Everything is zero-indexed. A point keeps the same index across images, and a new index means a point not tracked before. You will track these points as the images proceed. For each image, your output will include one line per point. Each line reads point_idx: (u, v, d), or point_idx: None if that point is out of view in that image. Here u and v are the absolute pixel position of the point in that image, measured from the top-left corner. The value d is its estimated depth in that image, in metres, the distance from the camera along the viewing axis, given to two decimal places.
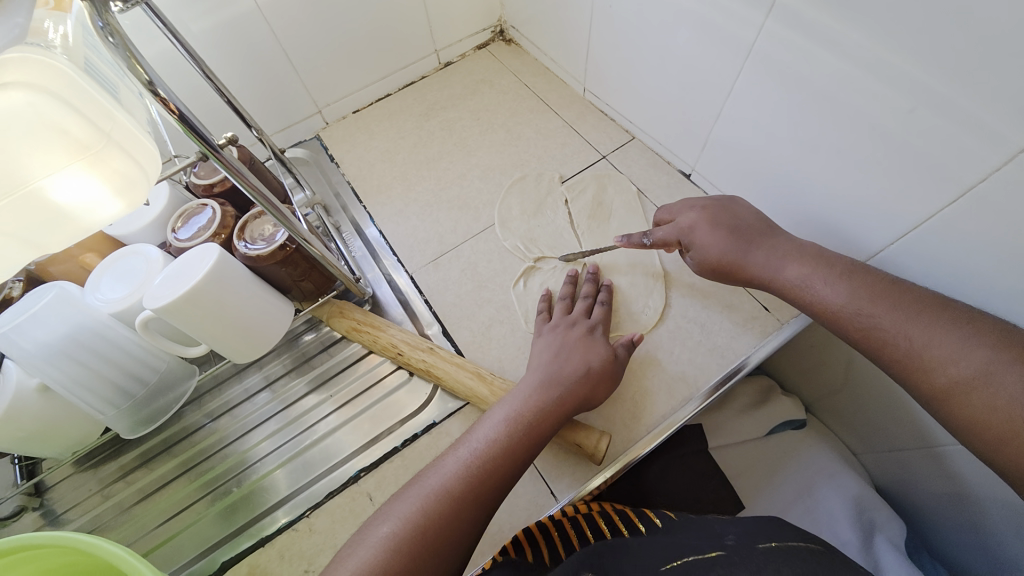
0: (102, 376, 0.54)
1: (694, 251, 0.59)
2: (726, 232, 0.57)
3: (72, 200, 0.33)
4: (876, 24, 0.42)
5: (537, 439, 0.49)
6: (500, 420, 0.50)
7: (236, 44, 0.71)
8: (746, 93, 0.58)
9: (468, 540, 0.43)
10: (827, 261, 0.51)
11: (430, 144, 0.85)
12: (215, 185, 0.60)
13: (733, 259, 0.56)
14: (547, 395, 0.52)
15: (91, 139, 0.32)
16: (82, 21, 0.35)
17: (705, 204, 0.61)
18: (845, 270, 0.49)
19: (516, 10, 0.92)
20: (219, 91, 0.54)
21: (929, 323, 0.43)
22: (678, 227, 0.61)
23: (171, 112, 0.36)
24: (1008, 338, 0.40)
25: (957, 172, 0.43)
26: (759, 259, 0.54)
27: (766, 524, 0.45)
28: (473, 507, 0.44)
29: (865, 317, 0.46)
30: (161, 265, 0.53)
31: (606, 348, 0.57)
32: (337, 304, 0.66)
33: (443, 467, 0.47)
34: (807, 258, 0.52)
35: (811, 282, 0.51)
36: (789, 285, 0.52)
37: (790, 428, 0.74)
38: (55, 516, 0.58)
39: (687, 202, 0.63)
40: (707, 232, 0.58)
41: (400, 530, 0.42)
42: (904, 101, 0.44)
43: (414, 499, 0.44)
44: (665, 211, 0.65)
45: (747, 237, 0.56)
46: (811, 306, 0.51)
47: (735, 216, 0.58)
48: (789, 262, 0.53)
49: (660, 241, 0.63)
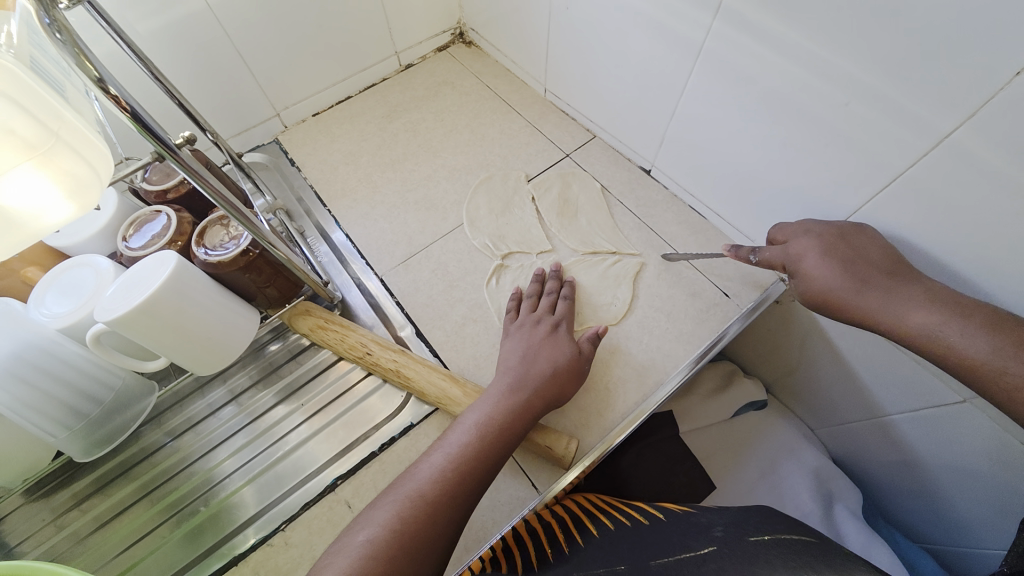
0: (51, 396, 0.50)
1: (800, 280, 0.54)
2: (838, 265, 0.50)
3: (20, 204, 0.31)
4: (811, 25, 0.46)
5: (509, 441, 0.50)
6: (473, 423, 0.50)
7: (187, 46, 0.68)
8: (700, 92, 0.61)
9: (442, 546, 0.43)
10: (966, 308, 0.44)
11: (394, 146, 0.85)
12: (169, 191, 0.58)
13: (846, 299, 0.50)
14: (516, 398, 0.52)
15: (39, 138, 0.30)
16: (27, 21, 0.34)
17: (822, 230, 0.53)
18: (989, 320, 0.42)
19: (475, 12, 0.93)
20: (169, 93, 0.52)
21: None
22: (788, 250, 0.56)
23: (123, 109, 0.35)
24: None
25: (890, 160, 0.47)
26: (876, 298, 0.48)
27: (753, 515, 0.48)
28: (448, 511, 0.44)
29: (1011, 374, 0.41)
30: (113, 276, 0.51)
31: (571, 347, 0.58)
32: (303, 306, 0.64)
33: (420, 472, 0.47)
34: (936, 300, 0.45)
35: (940, 331, 0.44)
36: (908, 332, 0.46)
37: (753, 410, 0.77)
38: (7, 549, 0.54)
39: (803, 225, 0.56)
40: (814, 261, 0.52)
41: (378, 538, 0.41)
42: (840, 95, 0.47)
43: (395, 504, 0.44)
44: (779, 231, 0.58)
45: (866, 272, 0.49)
46: (935, 356, 0.45)
47: (854, 248, 0.50)
48: (916, 306, 0.45)
49: (766, 263, 0.58)
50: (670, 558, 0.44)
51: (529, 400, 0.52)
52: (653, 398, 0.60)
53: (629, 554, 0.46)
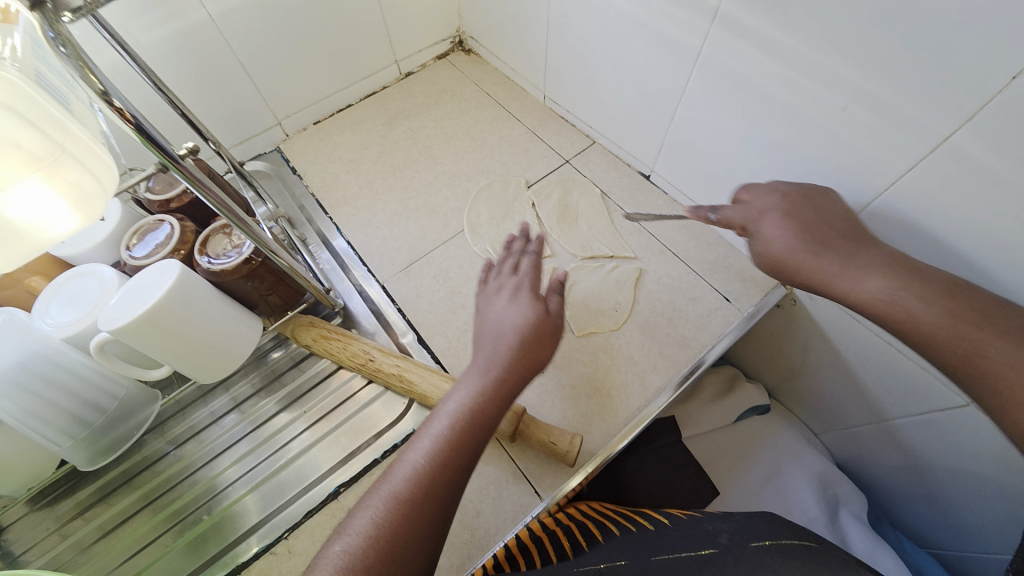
0: (56, 405, 0.50)
1: (757, 240, 0.52)
2: (796, 227, 0.50)
3: (25, 217, 0.31)
4: (809, 31, 0.46)
5: (488, 429, 0.45)
6: (448, 412, 0.45)
7: (191, 56, 0.69)
8: (699, 97, 0.61)
9: (426, 553, 0.39)
10: (922, 276, 0.43)
11: (394, 153, 0.86)
12: (172, 200, 0.58)
13: (800, 261, 0.49)
14: (489, 378, 0.47)
15: (44, 151, 0.30)
16: (31, 33, 0.34)
17: (787, 190, 0.53)
18: (944, 288, 0.41)
19: (474, 21, 0.93)
20: (171, 103, 0.53)
21: None
22: (748, 210, 0.55)
23: (126, 121, 0.35)
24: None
25: (890, 163, 0.47)
26: (831, 262, 0.47)
27: (759, 521, 0.47)
28: (426, 515, 0.40)
29: (968, 340, 0.39)
30: (117, 285, 0.51)
31: (536, 308, 0.53)
32: (306, 318, 0.64)
33: (396, 472, 0.42)
34: (895, 265, 0.44)
35: (898, 297, 0.43)
36: (863, 296, 0.45)
37: (756, 414, 0.77)
38: (11, 558, 0.54)
39: (770, 185, 0.55)
40: (776, 223, 0.51)
41: (353, 552, 0.38)
42: (838, 99, 0.48)
43: (374, 509, 0.40)
44: (744, 189, 0.57)
45: (820, 235, 0.48)
46: (890, 322, 0.44)
47: (816, 212, 0.50)
48: (872, 274, 0.44)
49: (726, 221, 0.56)
50: (673, 558, 0.44)
51: (501, 378, 0.47)
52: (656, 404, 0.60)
53: (632, 553, 0.47)
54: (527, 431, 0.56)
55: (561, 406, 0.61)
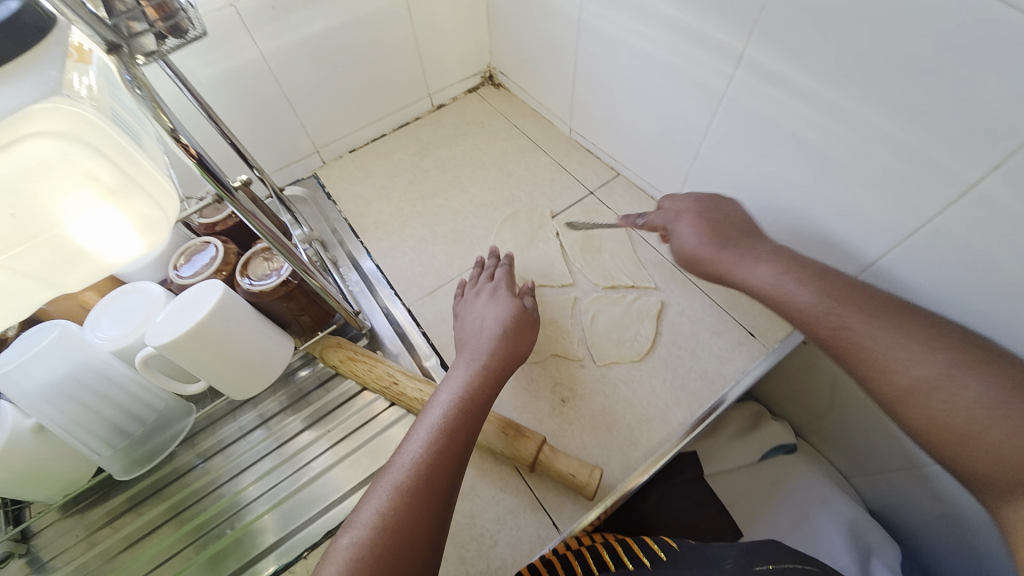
0: (99, 415, 0.53)
1: (675, 241, 0.62)
2: (704, 227, 0.59)
3: (93, 242, 0.34)
4: (835, 77, 0.47)
5: (479, 412, 0.51)
6: (442, 400, 0.52)
7: (241, 91, 0.74)
8: (724, 136, 0.63)
9: (432, 534, 0.43)
10: (798, 264, 0.52)
11: (424, 181, 0.89)
12: (218, 224, 0.62)
13: (707, 254, 0.58)
14: (476, 366, 0.55)
15: (119, 184, 0.33)
16: (103, 72, 0.34)
17: (699, 198, 0.63)
18: (814, 274, 0.50)
19: (504, 57, 0.98)
20: (222, 133, 0.57)
21: (895, 330, 0.44)
22: (667, 214, 0.65)
23: (191, 156, 0.38)
24: (965, 346, 0.41)
25: (918, 206, 0.47)
26: (732, 256, 0.56)
27: (764, 546, 0.45)
28: (429, 496, 0.44)
29: (836, 317, 0.47)
30: (163, 302, 0.54)
31: (514, 304, 0.64)
32: (335, 339, 0.66)
33: (397, 463, 0.46)
34: (777, 259, 0.53)
35: (782, 283, 0.51)
36: (757, 286, 0.53)
37: (781, 453, 0.75)
38: (40, 563, 0.56)
39: (685, 194, 0.66)
40: (689, 223, 0.61)
41: (365, 538, 0.41)
42: (865, 142, 0.48)
43: (379, 500, 0.43)
44: (665, 199, 0.68)
45: (721, 233, 0.58)
46: (780, 307, 0.51)
47: (723, 214, 0.60)
48: (762, 264, 0.54)
49: (650, 225, 0.67)
50: None
51: (487, 364, 0.55)
52: (679, 440, 0.60)
53: None
54: (546, 461, 0.56)
55: (581, 436, 0.61)
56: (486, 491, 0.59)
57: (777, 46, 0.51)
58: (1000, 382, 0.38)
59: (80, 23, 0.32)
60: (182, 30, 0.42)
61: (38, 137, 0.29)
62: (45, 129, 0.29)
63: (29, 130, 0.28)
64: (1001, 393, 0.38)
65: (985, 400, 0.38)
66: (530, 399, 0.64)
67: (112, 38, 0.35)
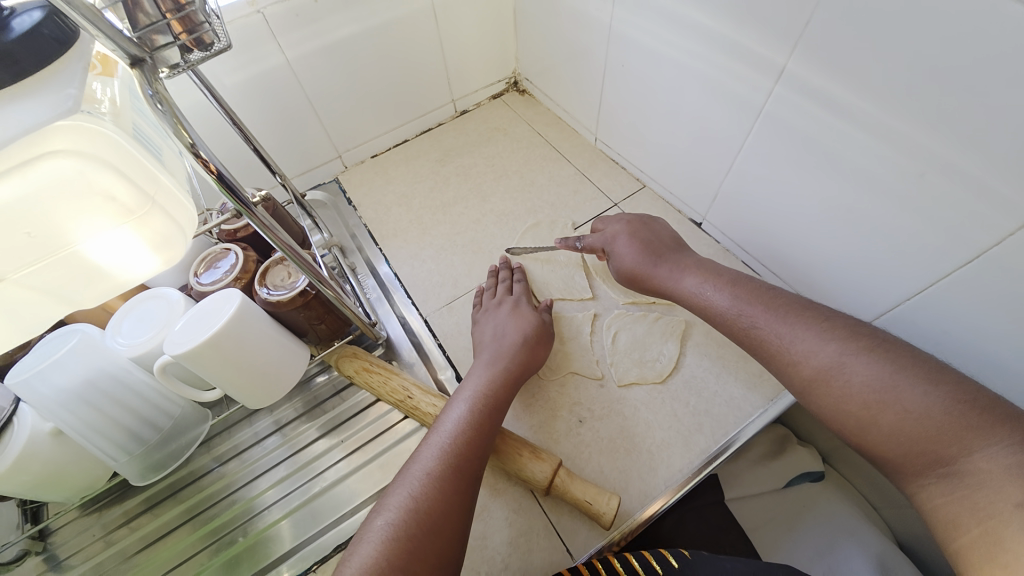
0: (115, 421, 0.53)
1: (614, 261, 0.68)
2: (637, 245, 0.66)
3: (108, 259, 0.34)
4: (886, 93, 0.44)
5: (498, 409, 0.55)
6: (465, 399, 0.55)
7: (267, 96, 0.74)
8: (760, 152, 0.60)
9: (457, 518, 0.45)
10: (714, 272, 0.58)
11: (446, 189, 0.88)
12: (239, 231, 0.62)
13: (644, 271, 0.64)
14: (496, 369, 0.58)
15: (136, 203, 0.33)
16: (126, 85, 0.37)
17: (631, 219, 0.70)
18: (729, 280, 0.56)
19: (530, 63, 0.96)
20: (247, 140, 0.57)
21: (797, 325, 0.47)
22: (604, 235, 0.70)
23: (211, 172, 0.38)
24: (857, 333, 0.44)
25: (970, 236, 0.44)
26: (664, 269, 0.62)
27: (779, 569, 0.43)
28: (456, 482, 0.47)
29: (746, 317, 0.51)
30: (182, 309, 0.54)
31: (533, 315, 0.65)
32: (350, 349, 0.65)
33: (423, 454, 0.49)
34: (699, 270, 0.60)
35: (703, 291, 0.57)
36: (688, 294, 0.58)
37: (807, 481, 0.68)
38: (58, 561, 0.56)
39: (617, 216, 0.73)
40: (625, 242, 0.67)
41: (398, 520, 0.44)
42: (916, 165, 0.45)
43: (409, 487, 0.46)
44: (599, 222, 0.73)
45: (651, 250, 0.65)
46: (705, 312, 0.56)
47: (652, 232, 0.67)
48: (687, 274, 0.60)
49: (589, 247, 0.72)
50: None
51: (507, 367, 0.59)
52: (700, 468, 0.57)
53: None
54: (562, 485, 0.54)
55: (598, 459, 0.59)
56: (498, 511, 0.57)
57: (821, 62, 0.48)
58: (886, 361, 0.40)
59: (101, 37, 0.32)
60: (208, 43, 0.40)
61: (57, 155, 0.28)
62: (63, 147, 0.29)
63: (50, 147, 0.28)
64: (889, 372, 0.39)
65: (875, 380, 0.40)
66: (546, 418, 0.62)
67: (136, 52, 0.34)
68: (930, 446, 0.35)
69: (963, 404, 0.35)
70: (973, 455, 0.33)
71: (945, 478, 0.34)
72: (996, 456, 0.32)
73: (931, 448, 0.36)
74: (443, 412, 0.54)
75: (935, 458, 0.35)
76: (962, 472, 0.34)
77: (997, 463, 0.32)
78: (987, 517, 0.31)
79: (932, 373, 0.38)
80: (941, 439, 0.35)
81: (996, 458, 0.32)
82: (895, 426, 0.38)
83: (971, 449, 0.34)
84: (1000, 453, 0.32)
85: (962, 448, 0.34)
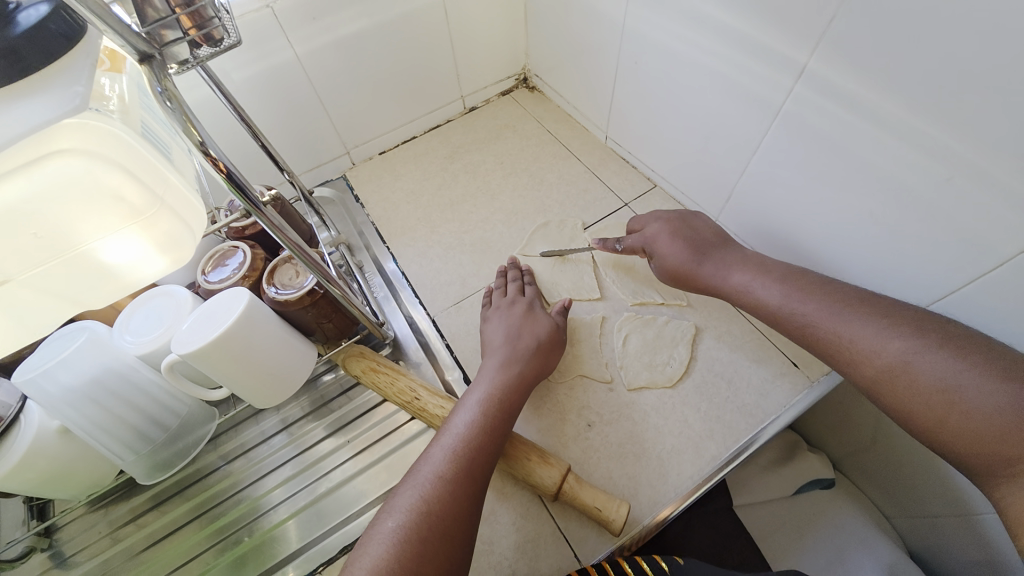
0: (121, 419, 0.53)
1: (656, 259, 0.66)
2: (682, 243, 0.64)
3: (116, 260, 0.33)
4: (912, 95, 0.43)
5: (509, 412, 0.54)
6: (474, 402, 0.54)
7: (276, 91, 0.73)
8: (778, 153, 0.58)
9: (466, 522, 0.45)
10: (767, 267, 0.58)
11: (453, 187, 0.87)
12: (247, 228, 0.61)
13: (688, 270, 0.63)
14: (509, 371, 0.57)
15: (144, 204, 0.32)
16: (136, 81, 0.36)
17: (668, 217, 0.68)
18: (784, 275, 0.56)
19: (540, 59, 0.95)
20: (255, 136, 0.56)
21: (857, 322, 0.48)
22: (643, 235, 0.68)
23: (220, 170, 0.37)
24: (923, 328, 0.44)
25: (998, 243, 0.43)
26: (711, 266, 0.62)
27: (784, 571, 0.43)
28: (464, 484, 0.46)
29: (799, 315, 0.52)
30: (189, 308, 0.53)
31: (547, 320, 0.64)
32: (357, 348, 0.64)
33: (432, 457, 0.49)
34: (750, 266, 0.60)
35: (755, 287, 0.57)
36: (738, 291, 0.59)
37: (818, 487, 0.66)
38: (64, 558, 0.56)
39: (653, 214, 0.71)
40: (667, 241, 0.65)
41: (408, 523, 0.43)
42: (941, 170, 0.44)
43: (420, 487, 0.46)
44: (635, 222, 0.72)
45: (698, 248, 0.63)
46: (756, 309, 0.57)
47: (694, 230, 0.65)
48: (737, 271, 0.60)
49: (628, 249, 0.70)
50: None
51: (521, 371, 0.58)
52: (711, 474, 0.56)
53: None
54: (571, 491, 0.53)
55: (607, 465, 0.58)
56: (505, 516, 0.57)
57: (845, 62, 0.46)
58: (955, 359, 0.41)
59: (110, 34, 0.31)
60: (218, 39, 0.40)
61: (62, 154, 0.28)
62: (68, 146, 0.28)
63: (56, 146, 0.28)
64: (957, 372, 0.40)
65: (943, 380, 0.41)
66: (555, 422, 0.62)
67: (144, 48, 0.33)
68: (1000, 446, 0.37)
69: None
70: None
71: (1015, 478, 0.36)
72: None
73: (1000, 447, 0.37)
74: (450, 415, 0.54)
75: (1003, 456, 0.37)
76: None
77: None
78: None
79: (999, 370, 0.39)
80: (1014, 443, 0.37)
81: None
82: (965, 424, 0.39)
83: None
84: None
85: None
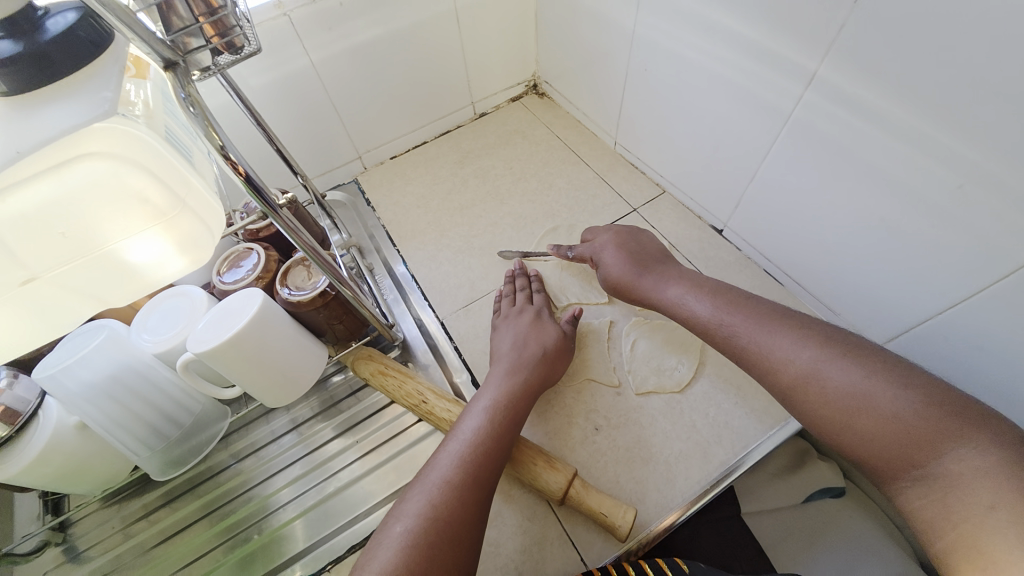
0: (137, 416, 0.54)
1: (601, 269, 0.67)
2: (624, 255, 0.65)
3: (140, 259, 0.34)
4: (923, 102, 0.43)
5: (515, 420, 0.54)
6: (483, 408, 0.54)
7: (290, 96, 0.75)
8: (788, 159, 0.59)
9: (474, 528, 0.45)
10: (698, 280, 0.58)
11: (463, 192, 0.88)
12: (261, 230, 0.63)
13: (628, 280, 0.63)
14: (515, 379, 0.58)
15: (167, 205, 0.33)
16: (160, 87, 0.37)
17: (618, 229, 0.70)
18: (711, 289, 0.55)
19: (550, 65, 0.96)
20: (270, 140, 0.57)
21: (778, 332, 0.46)
22: (593, 245, 0.70)
23: (238, 173, 0.38)
24: (833, 339, 0.43)
25: (1009, 251, 0.42)
26: (648, 277, 0.61)
27: None
28: (472, 490, 0.47)
29: (726, 326, 0.51)
30: (204, 308, 0.55)
31: (555, 328, 0.64)
32: (366, 350, 0.65)
33: (440, 462, 0.49)
34: (683, 279, 0.59)
35: (685, 299, 0.56)
36: (670, 303, 0.57)
37: (829, 497, 0.63)
38: (77, 553, 0.57)
39: (605, 227, 0.73)
40: (612, 253, 0.67)
41: (416, 527, 0.43)
42: (951, 177, 0.44)
43: (426, 494, 0.46)
44: (588, 233, 0.74)
45: (637, 260, 0.64)
46: (685, 320, 0.55)
47: (639, 243, 0.67)
48: (671, 282, 0.59)
49: (579, 257, 0.72)
50: None
51: (527, 379, 0.58)
52: (718, 481, 0.56)
53: None
54: (577, 496, 0.53)
55: (614, 469, 0.58)
56: (511, 519, 0.57)
57: (856, 69, 0.46)
58: (860, 366, 0.40)
59: (137, 41, 0.32)
60: (239, 47, 0.41)
61: (92, 157, 0.29)
62: (97, 149, 0.29)
63: (86, 150, 0.29)
64: (862, 378, 0.39)
65: (851, 386, 0.39)
66: (562, 425, 0.62)
67: (169, 54, 0.34)
68: (907, 449, 0.35)
69: (929, 406, 0.35)
70: (945, 457, 0.33)
71: (919, 481, 0.34)
72: (963, 458, 0.32)
73: (904, 451, 0.35)
74: (458, 421, 0.54)
75: (907, 462, 0.35)
76: (932, 475, 0.33)
77: (968, 465, 0.32)
78: (961, 521, 0.31)
79: (900, 376, 0.38)
80: (915, 443, 0.35)
81: (967, 461, 0.32)
82: (872, 431, 0.37)
83: (941, 452, 0.33)
84: (973, 455, 0.32)
85: (932, 451, 0.34)
